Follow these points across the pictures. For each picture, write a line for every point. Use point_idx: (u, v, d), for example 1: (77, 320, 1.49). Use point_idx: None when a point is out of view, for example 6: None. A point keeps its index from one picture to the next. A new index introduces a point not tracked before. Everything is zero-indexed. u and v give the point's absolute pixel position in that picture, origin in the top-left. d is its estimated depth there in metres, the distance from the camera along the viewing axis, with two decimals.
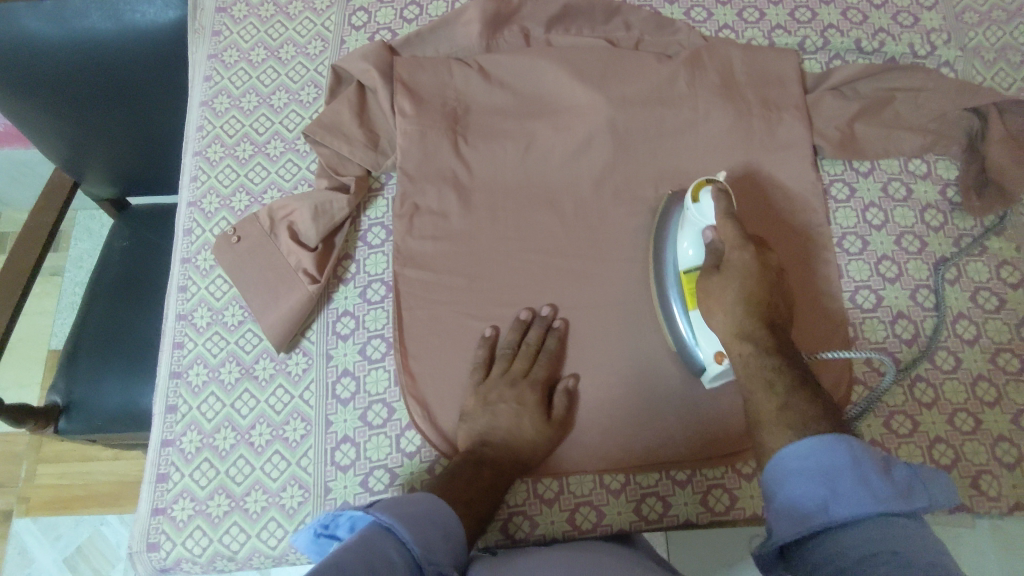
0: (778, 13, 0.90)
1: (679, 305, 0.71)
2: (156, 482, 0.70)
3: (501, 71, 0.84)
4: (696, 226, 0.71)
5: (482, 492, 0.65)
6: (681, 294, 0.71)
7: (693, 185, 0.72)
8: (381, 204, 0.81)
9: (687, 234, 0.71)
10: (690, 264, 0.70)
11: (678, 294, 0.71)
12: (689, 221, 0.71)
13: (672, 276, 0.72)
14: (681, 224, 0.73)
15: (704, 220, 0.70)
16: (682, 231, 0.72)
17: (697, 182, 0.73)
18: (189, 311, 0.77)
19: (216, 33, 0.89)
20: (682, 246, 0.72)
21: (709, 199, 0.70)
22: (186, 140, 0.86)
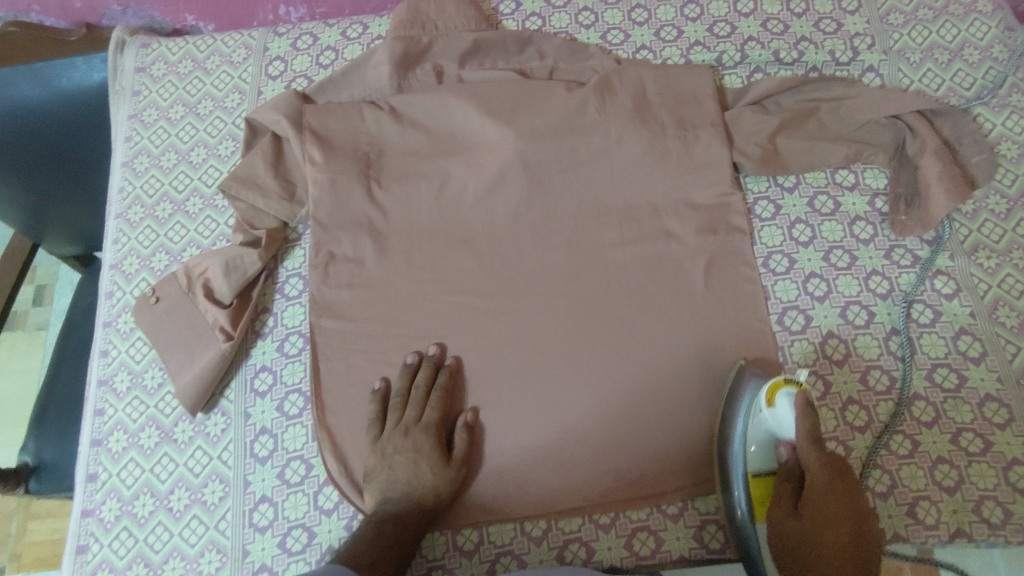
0: (696, 29, 0.88)
1: (745, 505, 0.65)
2: (77, 553, 0.70)
3: (413, 112, 0.83)
4: (768, 429, 0.65)
5: (384, 549, 0.63)
6: (748, 502, 0.66)
7: (770, 384, 0.65)
8: (298, 254, 0.81)
9: (756, 433, 0.66)
10: (757, 470, 0.66)
11: (745, 496, 0.66)
12: (762, 422, 0.65)
13: (739, 476, 0.66)
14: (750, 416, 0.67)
15: (781, 429, 0.64)
16: (751, 427, 0.66)
17: (775, 380, 0.65)
18: (110, 376, 0.77)
19: (136, 94, 0.90)
20: (750, 442, 0.66)
21: (789, 407, 0.63)
22: (109, 202, 0.86)
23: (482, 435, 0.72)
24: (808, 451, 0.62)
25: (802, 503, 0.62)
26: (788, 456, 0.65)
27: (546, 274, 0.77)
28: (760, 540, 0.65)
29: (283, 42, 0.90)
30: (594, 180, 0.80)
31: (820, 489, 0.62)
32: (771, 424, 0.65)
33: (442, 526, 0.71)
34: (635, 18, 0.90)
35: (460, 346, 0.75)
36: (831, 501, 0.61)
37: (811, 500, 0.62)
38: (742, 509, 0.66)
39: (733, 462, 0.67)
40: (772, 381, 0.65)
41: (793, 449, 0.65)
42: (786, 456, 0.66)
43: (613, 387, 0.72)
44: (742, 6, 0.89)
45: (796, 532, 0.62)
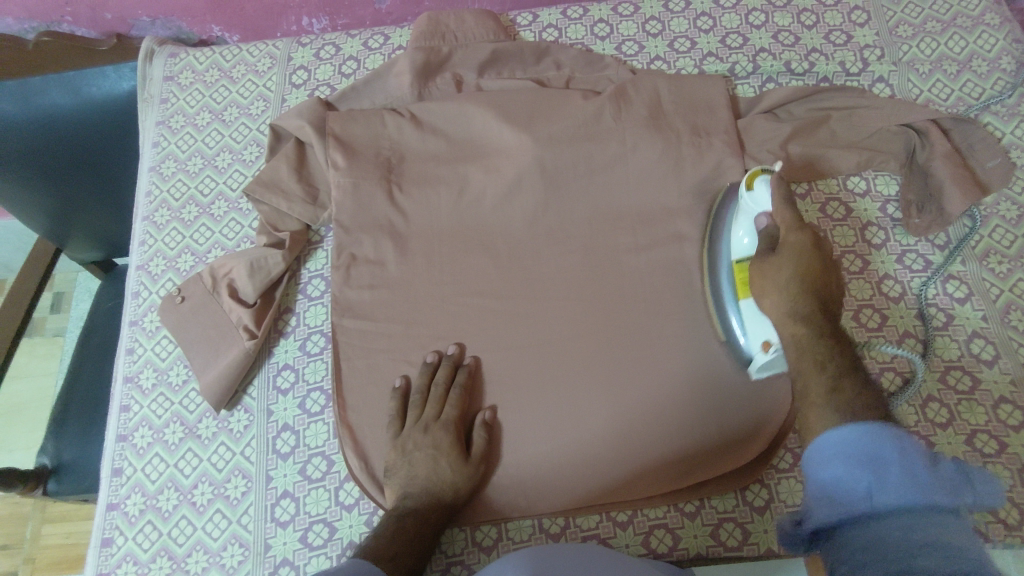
0: (709, 40, 0.91)
1: (731, 281, 0.73)
2: (102, 546, 0.71)
3: (433, 119, 0.85)
4: (750, 211, 0.72)
5: (405, 544, 0.65)
6: (732, 284, 0.72)
7: (750, 175, 0.73)
8: (321, 256, 0.83)
9: (742, 220, 0.72)
10: (743, 252, 0.71)
11: (729, 280, 0.73)
12: (744, 210, 0.72)
13: (724, 264, 0.74)
14: (735, 214, 0.74)
15: (760, 208, 0.70)
16: (738, 212, 0.73)
17: (755, 171, 0.73)
18: (135, 373, 0.79)
19: (164, 101, 0.93)
20: (737, 234, 0.73)
21: (766, 187, 0.70)
22: (137, 206, 0.89)
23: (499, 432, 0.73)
24: (780, 213, 0.68)
25: (790, 304, 0.63)
26: (765, 226, 0.69)
27: (563, 277, 0.79)
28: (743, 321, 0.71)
29: (306, 51, 0.93)
30: (611, 185, 0.81)
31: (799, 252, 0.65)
32: (750, 211, 0.72)
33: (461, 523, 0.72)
34: (649, 30, 0.92)
35: (479, 346, 0.77)
36: (802, 260, 0.64)
37: (789, 248, 0.66)
38: (725, 288, 0.73)
39: (722, 267, 0.74)
40: (751, 175, 0.74)
41: (770, 219, 0.69)
42: (763, 225, 0.69)
43: (628, 387, 0.73)
44: (754, 19, 0.92)
45: (771, 286, 0.65)
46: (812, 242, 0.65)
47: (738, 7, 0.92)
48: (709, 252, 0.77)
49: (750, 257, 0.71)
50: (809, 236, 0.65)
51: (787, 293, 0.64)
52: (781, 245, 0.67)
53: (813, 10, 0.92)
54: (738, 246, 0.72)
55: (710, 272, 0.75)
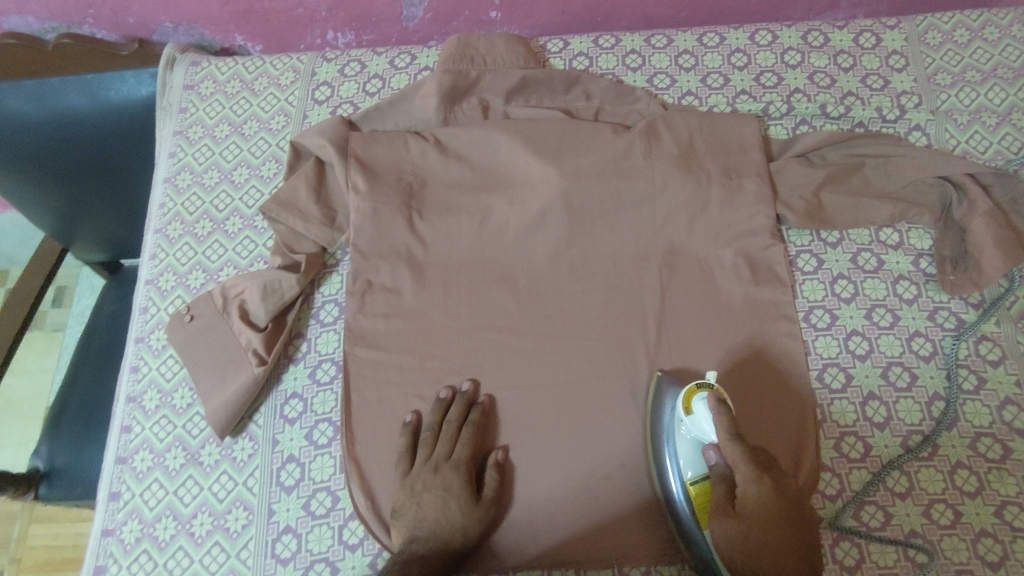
0: (742, 78, 0.89)
1: (689, 506, 0.65)
2: (95, 575, 0.68)
3: (458, 144, 0.83)
4: (695, 438, 0.66)
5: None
6: (691, 512, 0.65)
7: (686, 390, 0.66)
8: (336, 280, 0.81)
9: (685, 447, 0.66)
10: (693, 479, 0.65)
11: (685, 506, 0.65)
12: (685, 434, 0.66)
13: (676, 489, 0.66)
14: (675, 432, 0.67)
15: (703, 436, 0.64)
16: (677, 435, 0.67)
17: (689, 386, 0.66)
18: (139, 393, 0.76)
19: (183, 110, 0.91)
20: (682, 460, 0.66)
21: (705, 413, 0.64)
22: (149, 217, 0.86)
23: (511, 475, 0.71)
24: (731, 449, 0.62)
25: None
26: (716, 462, 0.63)
27: (583, 317, 0.76)
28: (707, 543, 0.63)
29: (331, 67, 0.91)
30: (636, 224, 0.79)
31: (766, 515, 0.59)
32: (694, 435, 0.65)
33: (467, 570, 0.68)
34: (682, 64, 0.90)
35: (493, 384, 0.74)
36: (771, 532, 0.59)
37: (749, 505, 0.60)
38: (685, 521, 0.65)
39: (671, 496, 0.66)
40: (687, 389, 0.67)
41: (719, 453, 0.63)
42: (713, 461, 0.64)
43: (646, 436, 0.71)
44: (790, 59, 0.90)
45: (745, 568, 0.60)
46: (774, 493, 0.60)
47: (774, 45, 0.90)
48: (649, 441, 0.69)
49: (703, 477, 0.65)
50: (767, 483, 0.60)
51: (758, 552, 0.59)
52: (741, 503, 0.61)
53: (850, 52, 0.90)
54: (685, 469, 0.65)
55: (655, 450, 0.68)
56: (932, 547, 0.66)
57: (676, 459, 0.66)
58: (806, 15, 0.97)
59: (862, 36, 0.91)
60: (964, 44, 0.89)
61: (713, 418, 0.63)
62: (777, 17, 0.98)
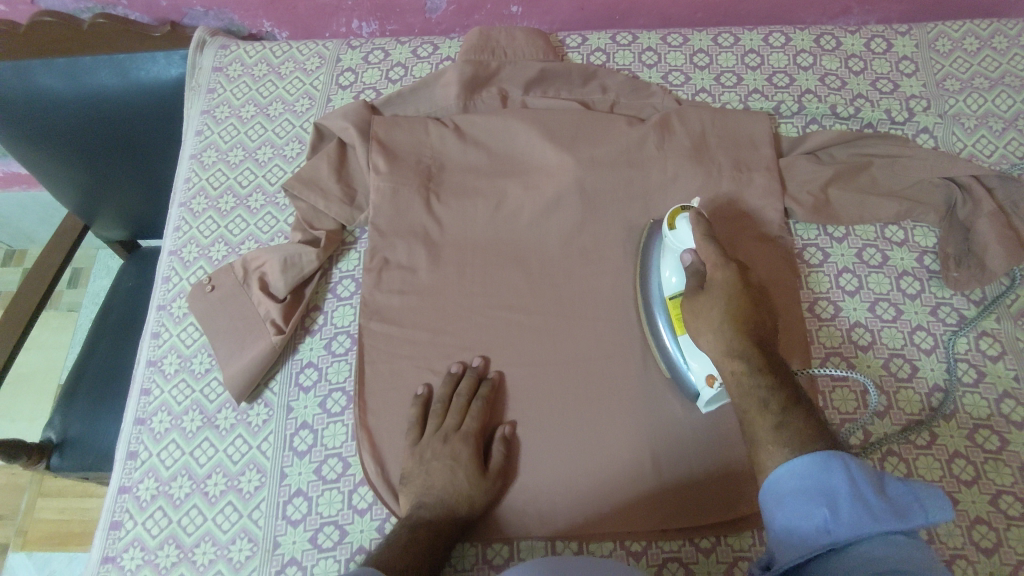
0: (755, 78, 0.91)
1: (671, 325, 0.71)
2: (110, 529, 0.70)
3: (476, 131, 0.86)
4: (675, 250, 0.72)
5: (418, 557, 0.64)
6: (668, 321, 0.71)
7: (671, 212, 0.73)
8: (353, 257, 0.83)
9: (668, 260, 0.72)
10: (674, 291, 0.71)
11: (665, 318, 0.72)
12: (668, 247, 0.72)
13: (658, 301, 0.73)
14: (662, 249, 0.74)
15: (684, 245, 0.71)
16: (663, 293, 0.73)
17: (674, 209, 0.73)
18: (159, 357, 0.79)
19: (211, 91, 0.94)
20: (665, 274, 0.73)
21: (687, 226, 0.71)
22: (175, 191, 0.89)
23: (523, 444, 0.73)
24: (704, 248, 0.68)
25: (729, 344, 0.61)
26: (691, 263, 0.69)
27: (593, 299, 0.78)
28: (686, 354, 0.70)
29: (356, 54, 0.94)
30: (647, 211, 0.81)
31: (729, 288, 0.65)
32: (674, 247, 0.72)
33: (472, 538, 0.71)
34: (697, 63, 0.93)
35: (503, 361, 0.76)
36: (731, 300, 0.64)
37: (716, 283, 0.66)
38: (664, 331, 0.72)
39: (659, 332, 0.73)
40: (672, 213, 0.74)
41: (695, 256, 0.69)
42: (689, 263, 0.69)
43: (650, 416, 0.73)
44: (802, 60, 0.92)
45: (706, 323, 0.64)
46: (737, 277, 0.65)
47: (787, 47, 0.93)
48: (641, 281, 0.76)
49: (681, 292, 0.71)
50: (732, 270, 0.66)
51: (724, 330, 0.62)
52: (709, 283, 0.66)
53: (861, 56, 0.92)
54: (669, 278, 0.72)
55: (647, 309, 0.75)
56: (928, 533, 0.67)
57: (664, 314, 0.72)
58: (819, 20, 1.00)
59: (873, 40, 0.93)
60: (973, 52, 0.91)
61: (693, 228, 0.70)
62: (791, 21, 1.00)
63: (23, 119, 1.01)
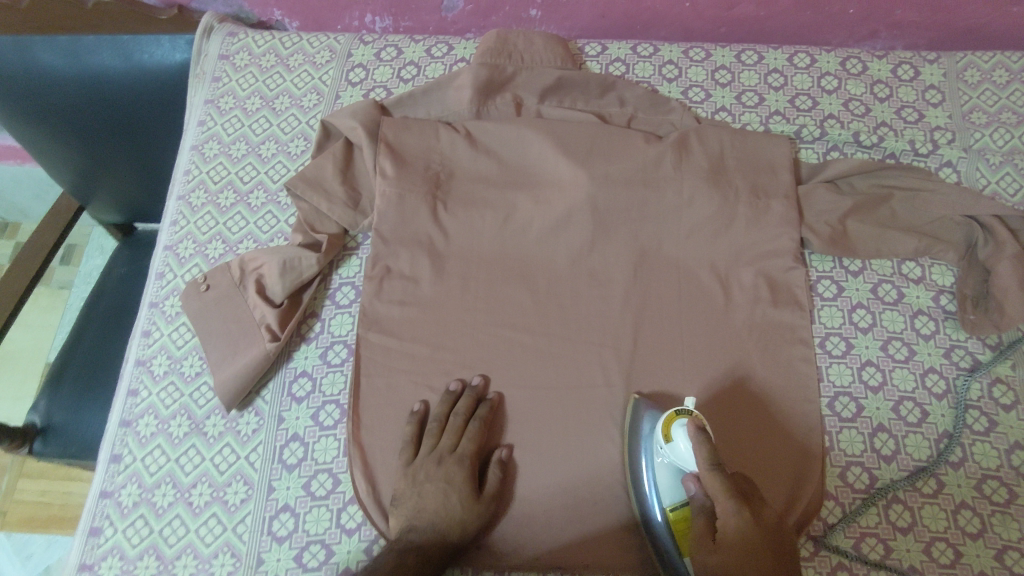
0: (778, 99, 0.89)
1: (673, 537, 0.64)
2: (89, 535, 0.68)
3: (488, 139, 0.83)
4: (671, 463, 0.65)
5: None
6: (670, 535, 0.65)
7: (665, 418, 0.65)
8: (354, 263, 0.80)
9: (664, 475, 0.65)
10: (675, 507, 0.65)
11: (665, 532, 0.65)
12: (665, 461, 0.65)
13: (658, 518, 0.65)
14: (654, 455, 0.67)
15: (684, 465, 0.63)
16: (657, 464, 0.66)
17: (668, 413, 0.65)
18: (148, 357, 0.76)
19: (216, 80, 0.90)
20: (661, 485, 0.65)
21: (684, 439, 0.63)
22: (173, 183, 0.86)
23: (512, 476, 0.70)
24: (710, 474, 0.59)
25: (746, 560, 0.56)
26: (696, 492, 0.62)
27: (599, 322, 0.76)
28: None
29: (367, 50, 0.91)
30: (660, 234, 0.79)
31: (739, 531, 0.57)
32: (674, 462, 0.65)
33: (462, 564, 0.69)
34: (719, 80, 0.90)
35: (503, 381, 0.74)
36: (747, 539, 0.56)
37: (728, 525, 0.57)
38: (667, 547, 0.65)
39: (649, 517, 0.66)
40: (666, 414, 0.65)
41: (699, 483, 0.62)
42: (694, 491, 0.63)
43: None
44: (827, 83, 0.89)
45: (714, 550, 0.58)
46: (744, 509, 0.57)
47: (812, 68, 0.90)
48: (628, 460, 0.69)
49: (683, 504, 0.65)
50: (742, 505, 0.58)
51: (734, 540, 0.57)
52: (717, 519, 0.58)
53: (887, 83, 0.89)
54: (663, 498, 0.65)
55: (636, 486, 0.68)
56: None
57: (653, 477, 0.66)
58: (845, 42, 0.97)
59: (900, 67, 0.90)
60: (1002, 85, 0.88)
61: (691, 443, 0.62)
62: (816, 41, 0.97)
63: (21, 96, 0.97)
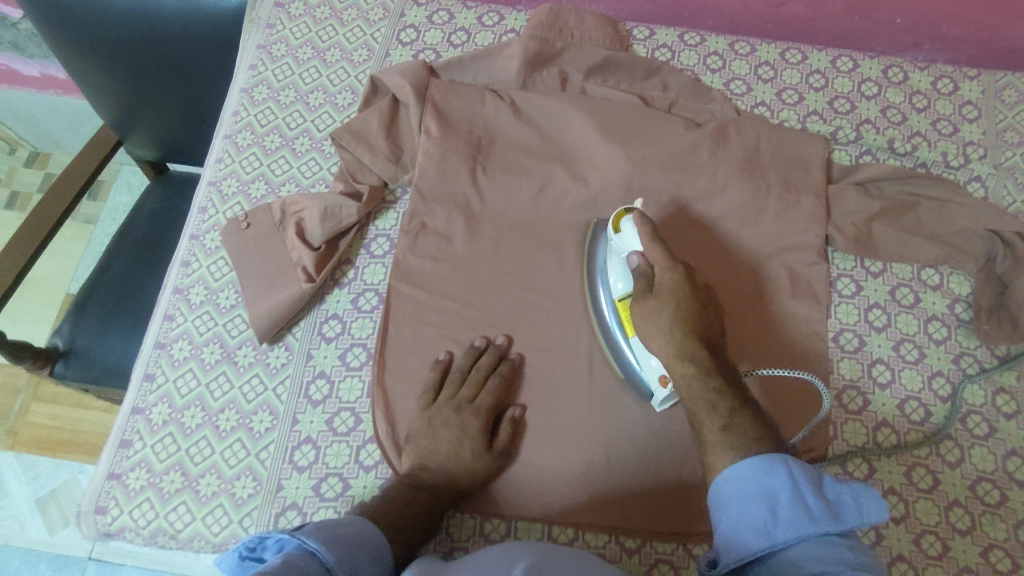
0: (817, 99, 0.90)
1: (617, 321, 0.73)
2: (119, 447, 0.71)
3: (532, 109, 0.85)
4: (621, 254, 0.73)
5: (411, 515, 0.65)
6: (618, 322, 0.72)
7: (616, 216, 0.74)
8: (391, 216, 0.83)
9: (615, 266, 0.73)
10: (622, 294, 0.72)
11: (614, 319, 0.73)
12: (615, 251, 0.73)
13: (609, 307, 0.73)
14: (609, 254, 0.75)
15: (629, 250, 0.71)
16: (609, 257, 0.74)
17: (619, 212, 0.74)
18: (186, 286, 0.79)
19: (270, 26, 0.92)
20: (612, 278, 0.73)
21: (630, 227, 0.71)
22: (220, 122, 0.89)
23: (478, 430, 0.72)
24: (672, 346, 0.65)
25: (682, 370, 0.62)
26: (636, 264, 0.69)
27: None
28: (636, 353, 0.71)
29: (420, 13, 0.93)
30: (689, 217, 0.81)
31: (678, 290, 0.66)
32: (621, 251, 0.73)
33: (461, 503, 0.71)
34: (761, 75, 0.91)
35: (525, 342, 0.76)
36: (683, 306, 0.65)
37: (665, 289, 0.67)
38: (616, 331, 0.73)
39: (603, 315, 0.74)
40: (617, 215, 0.74)
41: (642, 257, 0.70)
42: (637, 267, 0.70)
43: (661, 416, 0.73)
44: (866, 89, 0.91)
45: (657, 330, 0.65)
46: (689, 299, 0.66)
47: (853, 73, 0.92)
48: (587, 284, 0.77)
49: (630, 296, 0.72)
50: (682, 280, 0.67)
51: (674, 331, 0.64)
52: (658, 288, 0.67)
53: (926, 94, 0.91)
54: (613, 288, 0.73)
55: (592, 278, 0.77)
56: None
57: (605, 272, 0.75)
58: (888, 51, 0.98)
59: (940, 80, 0.92)
60: None
61: (638, 233, 0.71)
62: (859, 47, 0.99)
63: (77, 26, 1.00)
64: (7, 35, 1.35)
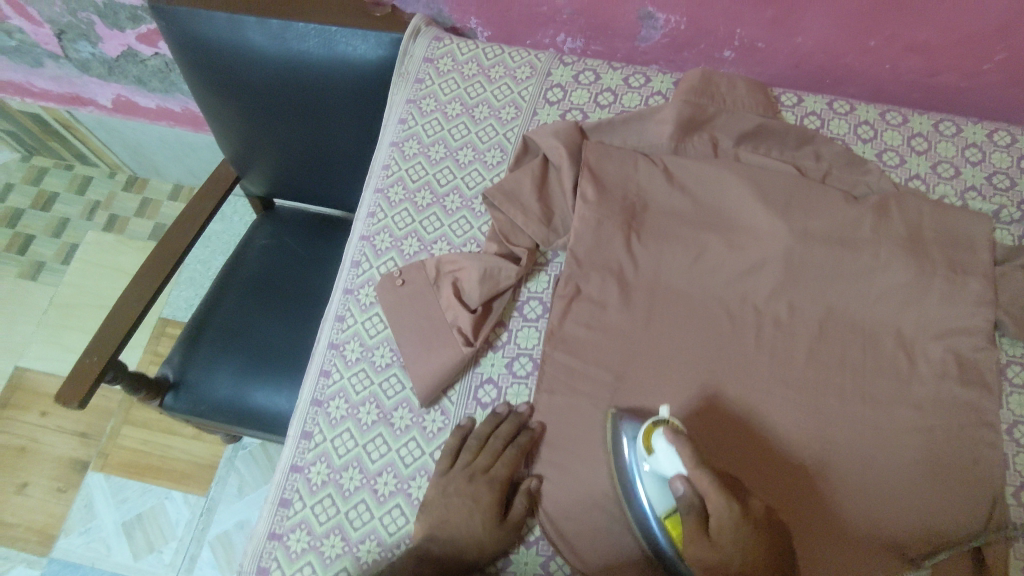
0: (974, 174, 0.88)
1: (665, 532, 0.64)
2: (279, 506, 0.72)
3: (685, 176, 0.84)
4: (659, 474, 0.64)
5: None
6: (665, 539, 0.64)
7: (645, 430, 0.66)
8: (543, 279, 0.82)
9: (654, 488, 0.65)
10: (667, 509, 0.64)
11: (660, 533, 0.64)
12: (649, 472, 0.65)
13: (652, 519, 0.64)
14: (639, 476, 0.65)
15: (666, 472, 0.63)
16: (642, 478, 0.65)
17: (649, 424, 0.66)
18: (341, 341, 0.79)
19: (419, 81, 0.94)
20: (648, 495, 0.65)
21: (663, 447, 0.63)
22: (370, 175, 0.90)
23: (610, 503, 0.70)
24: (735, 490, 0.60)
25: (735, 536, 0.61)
26: (682, 492, 0.60)
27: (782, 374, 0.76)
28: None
29: (567, 72, 0.93)
30: (846, 295, 0.79)
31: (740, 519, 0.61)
32: (656, 470, 0.64)
33: (524, 538, 0.71)
34: (915, 147, 0.89)
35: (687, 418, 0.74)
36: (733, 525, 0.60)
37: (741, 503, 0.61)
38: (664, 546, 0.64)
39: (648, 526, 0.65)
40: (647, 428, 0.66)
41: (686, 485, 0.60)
42: (681, 493, 0.61)
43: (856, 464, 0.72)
44: None
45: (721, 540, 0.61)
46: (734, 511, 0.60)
47: (1012, 148, 0.89)
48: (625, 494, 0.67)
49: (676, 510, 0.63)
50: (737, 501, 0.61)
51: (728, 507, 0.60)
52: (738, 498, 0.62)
53: None
54: (656, 504, 0.64)
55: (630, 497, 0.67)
56: None
57: (643, 486, 0.65)
58: None
59: None
60: None
61: (676, 456, 0.62)
62: (1011, 119, 0.96)
63: (224, 70, 1.03)
64: (134, 71, 1.38)
